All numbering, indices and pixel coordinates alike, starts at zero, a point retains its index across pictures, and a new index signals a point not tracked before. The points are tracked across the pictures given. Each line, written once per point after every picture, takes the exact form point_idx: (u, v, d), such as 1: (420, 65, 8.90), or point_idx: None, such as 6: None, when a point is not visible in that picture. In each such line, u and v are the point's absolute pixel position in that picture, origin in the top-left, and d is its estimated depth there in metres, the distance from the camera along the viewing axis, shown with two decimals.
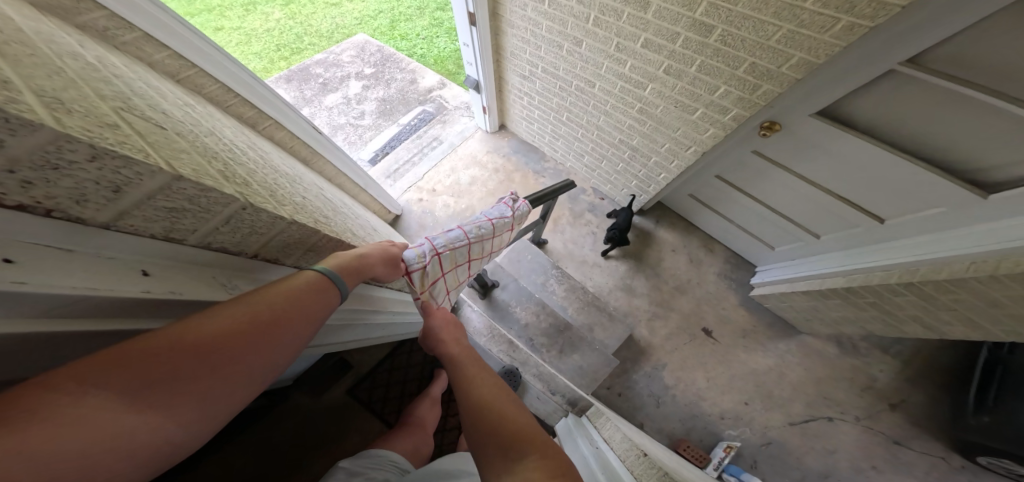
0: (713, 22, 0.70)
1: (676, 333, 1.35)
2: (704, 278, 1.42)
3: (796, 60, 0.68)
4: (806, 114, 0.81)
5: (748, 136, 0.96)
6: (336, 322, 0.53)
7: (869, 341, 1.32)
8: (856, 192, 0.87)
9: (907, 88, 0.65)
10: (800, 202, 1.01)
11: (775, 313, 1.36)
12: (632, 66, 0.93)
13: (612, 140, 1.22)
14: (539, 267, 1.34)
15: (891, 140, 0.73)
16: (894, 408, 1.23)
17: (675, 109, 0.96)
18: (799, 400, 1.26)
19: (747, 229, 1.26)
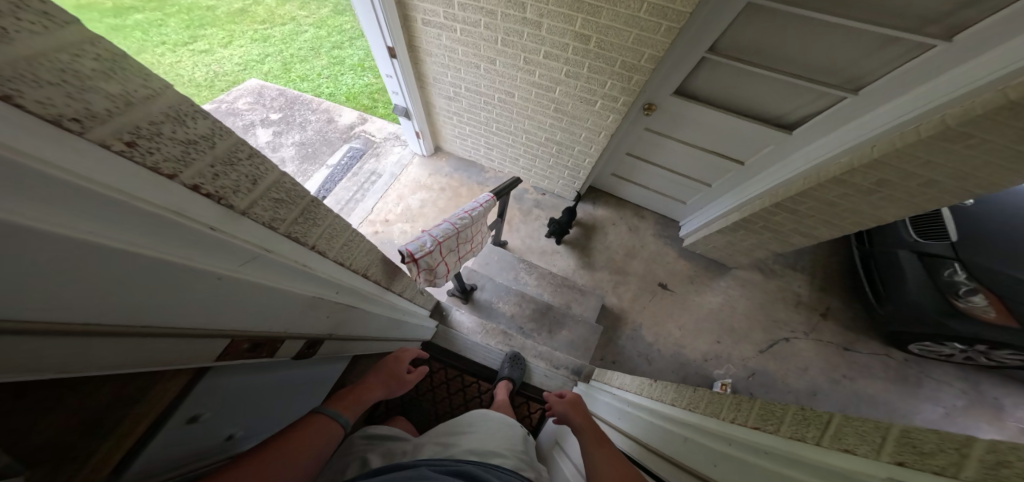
0: (589, 33, 0.95)
1: (640, 293, 1.54)
2: (647, 239, 1.62)
3: (648, 55, 0.94)
4: (669, 95, 1.14)
5: (637, 118, 1.27)
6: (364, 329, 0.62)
7: (778, 263, 1.62)
8: (716, 143, 1.23)
9: (718, 70, 1.02)
10: (689, 162, 1.35)
11: (706, 256, 1.61)
12: (540, 74, 1.15)
13: (538, 139, 1.43)
14: (505, 264, 1.52)
15: (726, 106, 1.11)
16: (826, 316, 1.50)
17: (580, 104, 1.20)
18: (757, 329, 1.48)
19: (663, 193, 1.53)
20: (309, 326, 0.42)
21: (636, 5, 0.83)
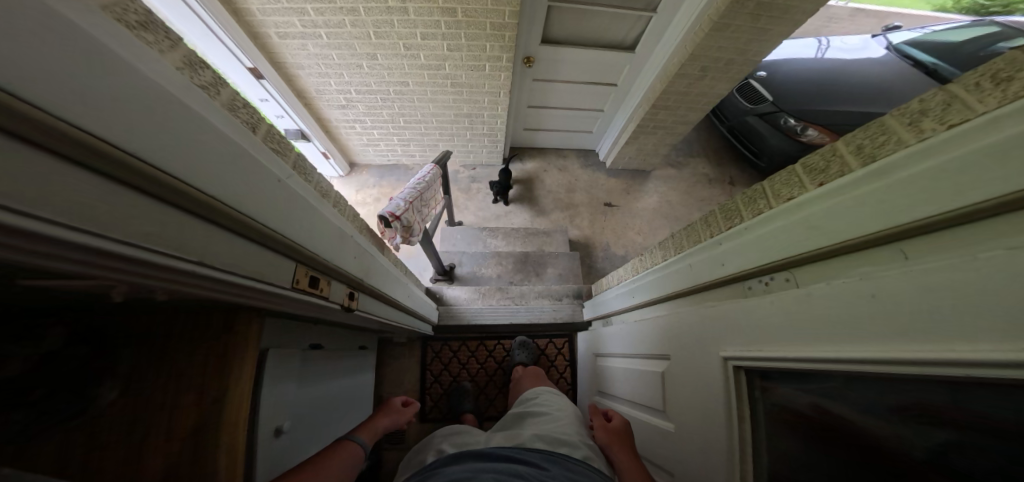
0: (452, 6, 1.10)
1: (594, 218, 1.67)
2: (578, 174, 1.82)
3: (510, 12, 1.13)
4: (539, 45, 1.37)
5: (522, 71, 1.48)
6: (381, 284, 0.63)
7: (681, 155, 1.94)
8: (591, 73, 1.51)
9: (565, 15, 1.26)
10: (578, 97, 1.61)
11: (629, 170, 1.85)
12: (425, 56, 1.29)
13: (448, 117, 1.56)
14: (470, 237, 1.47)
15: (581, 40, 1.37)
16: (734, 183, 1.84)
17: (473, 72, 1.36)
18: (695, 209, 1.73)
19: (570, 129, 1.79)
20: (333, 246, 0.45)
21: None
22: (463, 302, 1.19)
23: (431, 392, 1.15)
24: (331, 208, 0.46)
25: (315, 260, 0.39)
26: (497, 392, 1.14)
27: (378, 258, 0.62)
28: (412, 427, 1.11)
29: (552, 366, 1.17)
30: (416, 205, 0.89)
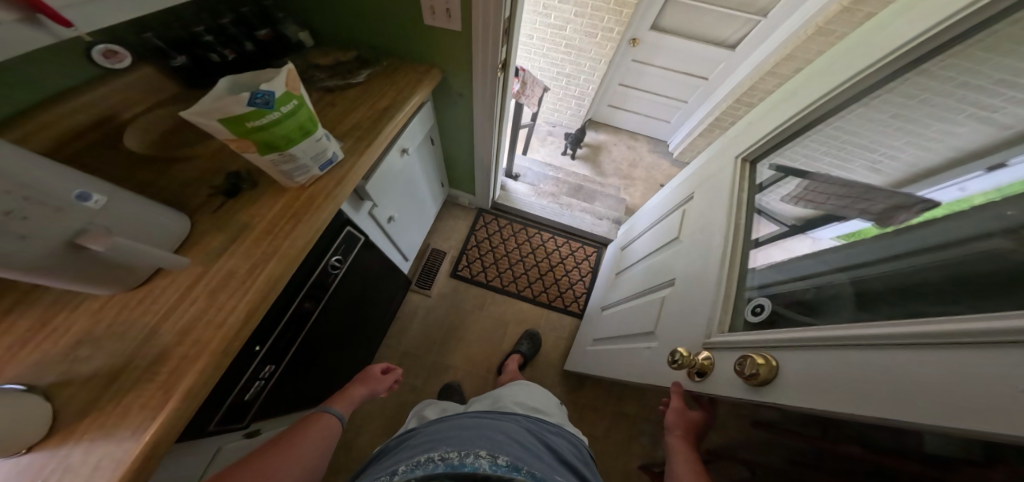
0: None
1: (647, 191, 1.87)
2: (642, 156, 2.09)
3: None
4: (649, 29, 1.58)
5: (626, 51, 1.71)
6: (500, 101, 1.00)
7: None
8: (685, 65, 1.73)
9: (681, 8, 1.48)
10: (666, 84, 1.85)
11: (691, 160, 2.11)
12: (555, 17, 1.63)
13: (552, 73, 1.93)
14: (540, 166, 1.78)
15: (687, 33, 1.59)
16: None
17: (586, 38, 1.68)
18: None
19: (650, 114, 2.07)
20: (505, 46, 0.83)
21: None
22: (520, 196, 1.49)
23: (472, 249, 1.38)
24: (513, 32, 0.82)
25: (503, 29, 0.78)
26: (523, 271, 1.34)
27: (505, 89, 0.98)
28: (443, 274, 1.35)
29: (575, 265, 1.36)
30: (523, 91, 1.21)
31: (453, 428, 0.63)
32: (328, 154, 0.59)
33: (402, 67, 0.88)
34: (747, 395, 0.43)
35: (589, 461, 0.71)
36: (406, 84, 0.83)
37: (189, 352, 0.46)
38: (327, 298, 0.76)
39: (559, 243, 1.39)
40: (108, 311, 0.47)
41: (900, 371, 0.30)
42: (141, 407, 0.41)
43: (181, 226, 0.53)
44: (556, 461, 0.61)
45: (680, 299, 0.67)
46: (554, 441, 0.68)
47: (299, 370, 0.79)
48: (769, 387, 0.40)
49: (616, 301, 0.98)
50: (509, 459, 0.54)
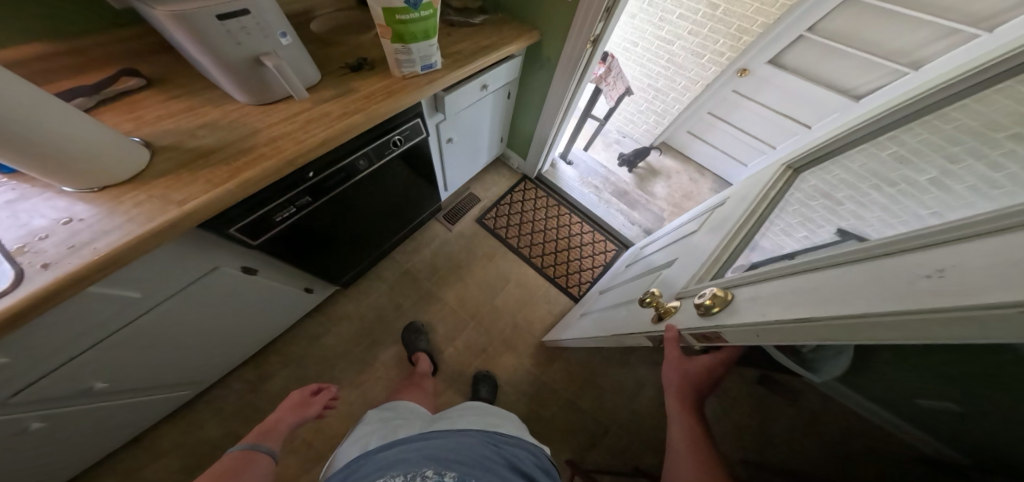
0: (719, 2, 1.58)
1: None
2: (700, 190, 2.24)
3: (761, 21, 1.53)
4: (763, 62, 1.70)
5: (730, 79, 1.86)
6: (571, 82, 1.13)
7: None
8: (788, 107, 1.80)
9: (808, 47, 1.56)
10: (761, 123, 1.95)
11: None
12: (668, 30, 1.86)
13: (643, 84, 2.20)
14: (591, 168, 2.06)
15: (808, 74, 1.64)
16: None
17: (691, 56, 1.87)
18: None
19: (729, 152, 2.19)
20: (604, 27, 0.94)
21: None
22: (563, 180, 1.85)
23: (505, 205, 1.70)
24: (607, 20, 0.91)
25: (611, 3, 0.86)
26: (541, 240, 1.63)
27: (581, 71, 1.09)
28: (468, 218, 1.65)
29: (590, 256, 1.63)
30: (605, 75, 1.35)
31: (406, 450, 0.66)
32: (430, 60, 0.78)
33: (509, 24, 1.00)
34: (699, 324, 0.48)
35: (551, 472, 0.73)
36: (503, 37, 0.96)
37: (268, 152, 0.62)
38: (378, 165, 0.88)
39: (583, 230, 1.70)
40: (232, 112, 0.66)
41: (826, 287, 0.36)
42: (213, 177, 0.58)
43: (312, 75, 0.70)
44: (512, 473, 0.63)
45: (675, 273, 0.73)
46: (514, 454, 0.69)
47: (333, 220, 0.94)
48: (718, 319, 0.45)
49: (614, 285, 1.10)
50: (455, 478, 0.57)
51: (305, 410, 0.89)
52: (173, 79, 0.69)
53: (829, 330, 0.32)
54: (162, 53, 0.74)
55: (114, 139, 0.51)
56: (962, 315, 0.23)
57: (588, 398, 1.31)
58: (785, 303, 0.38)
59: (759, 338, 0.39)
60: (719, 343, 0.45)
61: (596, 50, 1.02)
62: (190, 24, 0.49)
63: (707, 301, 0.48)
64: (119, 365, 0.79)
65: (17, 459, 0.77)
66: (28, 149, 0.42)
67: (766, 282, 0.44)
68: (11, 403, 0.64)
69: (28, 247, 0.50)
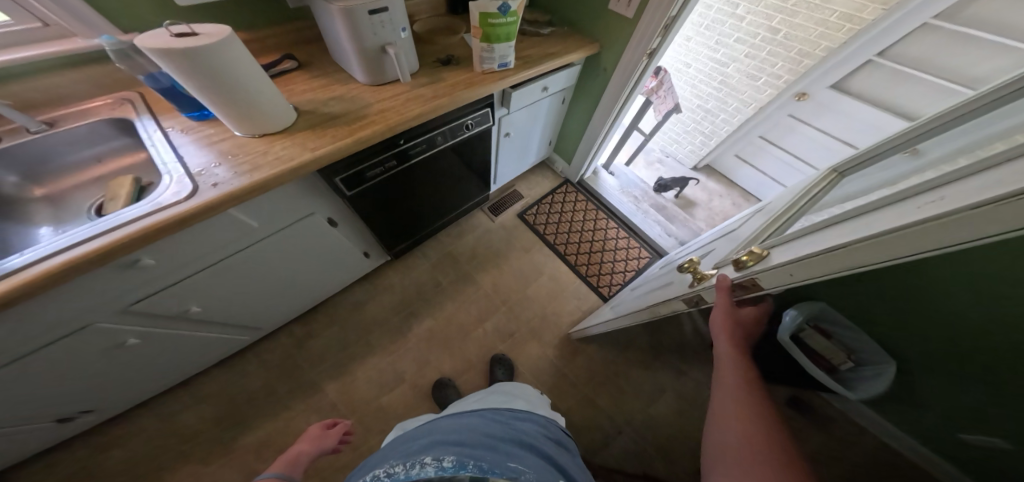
0: (782, 27, 1.63)
1: None
2: None
3: (824, 46, 1.55)
4: (825, 86, 1.69)
5: (788, 103, 1.83)
6: (627, 92, 1.23)
7: None
8: (847, 132, 1.75)
9: (878, 70, 1.53)
10: (811, 146, 1.91)
11: None
12: (723, 53, 1.93)
13: (692, 105, 2.25)
14: (631, 181, 2.11)
15: (873, 99, 1.61)
16: None
17: (745, 79, 1.89)
18: None
19: (775, 177, 2.14)
20: (664, 43, 1.04)
21: (829, 13, 1.47)
22: (603, 188, 1.93)
23: (546, 204, 1.83)
24: (664, 36, 1.01)
25: (672, 22, 0.98)
26: (577, 240, 1.73)
27: (636, 81, 1.19)
28: (510, 212, 1.79)
29: (623, 260, 1.70)
30: (657, 87, 1.46)
31: (410, 442, 0.66)
32: (501, 59, 0.91)
33: (573, 35, 1.14)
34: (737, 278, 0.59)
35: (558, 439, 0.77)
36: (568, 45, 1.10)
37: (373, 120, 0.81)
38: (446, 146, 1.04)
39: (618, 236, 1.78)
40: (351, 91, 0.85)
41: (853, 229, 0.43)
42: (334, 133, 0.77)
43: (412, 65, 0.89)
44: (519, 446, 0.64)
45: (711, 261, 0.82)
46: (520, 428, 0.71)
47: (402, 190, 1.10)
48: (753, 268, 0.55)
49: (645, 285, 1.15)
50: (456, 456, 0.56)
51: (324, 438, 0.92)
52: (313, 66, 0.91)
53: (853, 255, 0.39)
54: (310, 50, 0.98)
55: (273, 101, 0.72)
56: (954, 218, 0.31)
57: (604, 397, 1.34)
58: (814, 247, 0.45)
59: (793, 278, 0.47)
60: (756, 291, 0.55)
61: (652, 64, 1.12)
62: (350, 14, 0.69)
63: (745, 258, 0.59)
64: (220, 291, 0.97)
65: (137, 356, 0.96)
66: (224, 85, 0.62)
67: (800, 240, 0.52)
68: (130, 309, 0.81)
69: (201, 173, 0.69)
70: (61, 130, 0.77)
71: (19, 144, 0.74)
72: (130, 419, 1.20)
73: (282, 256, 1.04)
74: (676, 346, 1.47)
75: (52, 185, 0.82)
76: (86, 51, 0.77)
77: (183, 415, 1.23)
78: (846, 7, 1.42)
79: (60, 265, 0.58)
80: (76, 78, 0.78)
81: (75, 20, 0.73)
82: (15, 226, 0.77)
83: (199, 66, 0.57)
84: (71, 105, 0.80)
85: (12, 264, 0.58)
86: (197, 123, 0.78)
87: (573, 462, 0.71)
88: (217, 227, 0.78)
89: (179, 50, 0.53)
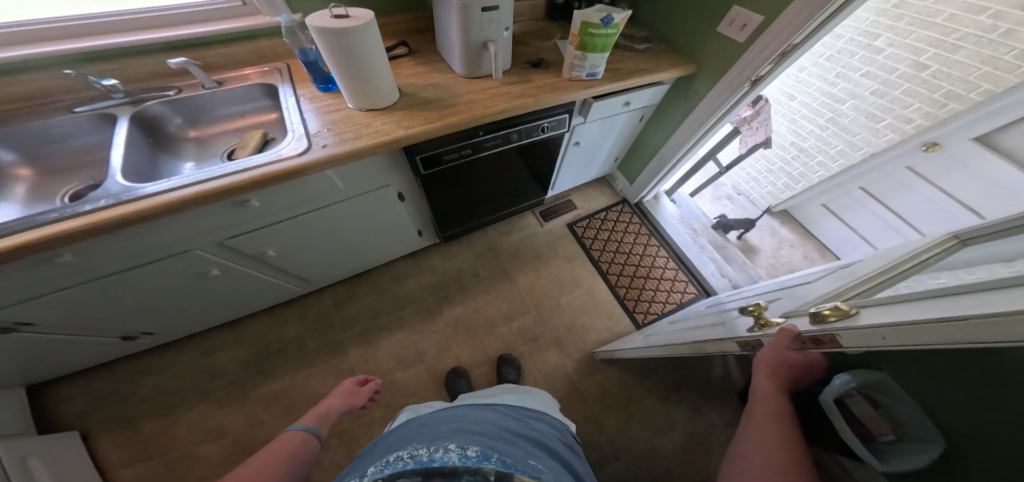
0: (931, 63, 1.44)
1: None
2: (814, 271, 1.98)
3: (982, 89, 1.32)
4: (968, 138, 1.45)
5: (908, 152, 1.63)
6: (713, 119, 1.18)
7: None
8: (976, 197, 1.50)
9: None
10: (925, 207, 1.67)
11: None
12: (842, 88, 1.75)
13: (785, 141, 2.09)
14: (692, 212, 2.01)
15: (1020, 161, 1.35)
16: None
17: (863, 118, 1.70)
18: None
19: (863, 235, 1.91)
20: (772, 74, 0.98)
21: (1005, 49, 1.25)
22: (660, 213, 1.86)
23: (597, 219, 1.81)
24: (773, 65, 0.96)
25: (788, 52, 0.91)
26: (623, 261, 1.68)
27: (725, 110, 1.14)
28: (560, 220, 1.79)
29: (667, 291, 1.61)
30: (747, 118, 1.39)
31: (429, 427, 0.66)
32: (590, 70, 0.93)
33: (665, 55, 1.13)
34: (809, 329, 0.54)
35: (571, 444, 0.75)
36: (660, 63, 1.09)
37: (462, 110, 0.87)
38: (518, 145, 1.08)
39: (667, 265, 1.69)
40: (447, 83, 0.93)
41: (974, 303, 0.37)
42: (426, 118, 0.84)
43: (505, 65, 0.94)
44: (537, 448, 0.62)
45: (782, 307, 0.75)
46: (535, 429, 0.70)
47: (469, 179, 1.16)
48: (834, 324, 0.50)
49: (693, 319, 1.08)
50: (481, 447, 0.54)
51: (353, 399, 0.96)
52: (417, 57, 1.00)
53: (966, 329, 0.34)
54: (417, 42, 1.08)
55: (386, 82, 0.81)
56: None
57: (614, 423, 1.26)
58: (919, 314, 0.40)
59: (886, 342, 0.41)
60: (830, 348, 0.50)
61: (749, 93, 1.07)
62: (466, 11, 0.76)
63: (826, 311, 0.53)
64: (290, 243, 1.08)
65: (222, 285, 1.11)
66: (353, 63, 0.71)
67: (901, 304, 0.45)
68: (225, 242, 0.94)
69: (315, 135, 0.80)
70: (225, 89, 0.94)
71: (193, 95, 0.92)
72: (192, 344, 1.40)
73: (353, 221, 1.14)
74: (699, 385, 1.34)
75: (202, 129, 0.99)
76: (265, 26, 0.94)
77: (218, 354, 1.38)
78: None
79: (190, 194, 0.70)
80: (232, 50, 0.94)
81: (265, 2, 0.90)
82: (169, 158, 0.94)
83: (343, 43, 0.67)
84: (230, 70, 0.98)
85: (146, 190, 0.70)
86: (319, 93, 0.90)
87: (585, 470, 0.69)
88: (311, 184, 0.88)
89: (334, 30, 0.64)
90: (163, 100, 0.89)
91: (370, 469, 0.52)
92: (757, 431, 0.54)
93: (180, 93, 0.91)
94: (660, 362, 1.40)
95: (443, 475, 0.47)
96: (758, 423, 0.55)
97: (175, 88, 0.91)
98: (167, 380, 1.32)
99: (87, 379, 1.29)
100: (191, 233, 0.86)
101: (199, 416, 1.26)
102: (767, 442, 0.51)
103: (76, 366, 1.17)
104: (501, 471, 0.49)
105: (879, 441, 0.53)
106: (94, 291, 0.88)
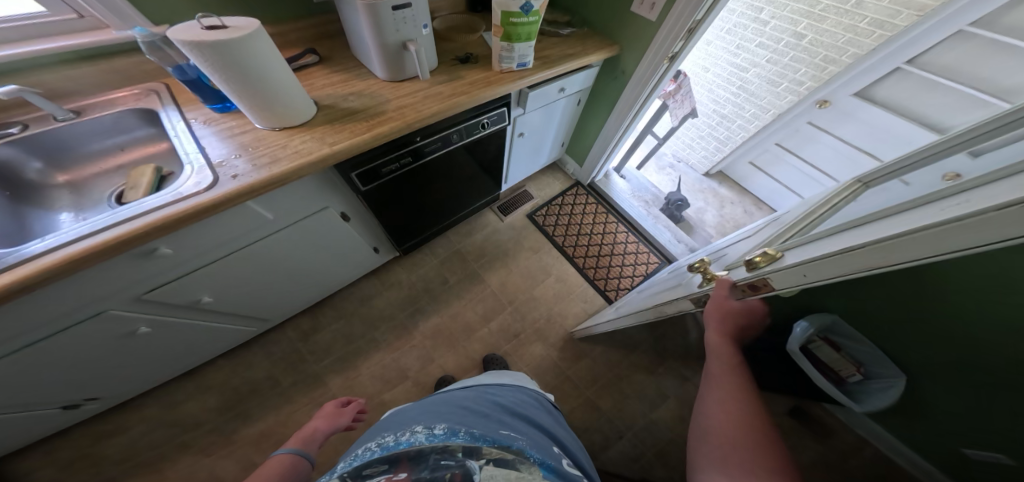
0: (807, 32, 1.60)
1: None
2: None
3: (851, 53, 1.52)
4: (848, 94, 1.66)
5: (807, 110, 1.82)
6: (642, 97, 1.24)
7: None
8: (870, 142, 1.72)
9: (905, 79, 1.50)
10: (833, 156, 1.89)
11: None
12: (744, 58, 1.90)
13: (708, 109, 2.23)
14: (641, 185, 2.10)
15: (899, 108, 1.57)
16: None
17: (765, 85, 1.87)
18: None
19: (790, 186, 2.13)
20: (686, 49, 1.05)
21: (858, 18, 1.44)
22: (614, 191, 1.92)
23: (555, 206, 1.83)
24: (684, 40, 1.01)
25: (694, 26, 0.98)
26: (585, 242, 1.73)
27: (653, 87, 1.20)
28: (520, 213, 1.79)
29: (631, 264, 1.68)
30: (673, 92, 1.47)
31: (401, 416, 0.64)
32: (520, 60, 0.92)
33: (591, 36, 1.14)
34: (742, 278, 0.57)
35: (549, 411, 0.76)
36: (585, 45, 1.11)
37: (393, 117, 0.81)
38: (459, 145, 1.04)
39: (628, 239, 1.77)
40: (369, 89, 0.86)
41: (869, 232, 0.41)
42: (352, 130, 0.78)
43: (432, 61, 0.90)
44: (514, 416, 0.62)
45: (723, 263, 0.82)
46: (512, 400, 0.70)
47: (416, 187, 1.10)
48: (764, 269, 0.52)
49: (652, 288, 1.13)
50: (449, 425, 0.54)
51: (343, 419, 0.89)
52: (331, 66, 0.92)
53: (872, 255, 0.36)
54: (330, 49, 1.00)
55: (296, 93, 0.73)
56: (983, 217, 0.28)
57: (601, 399, 1.32)
58: (831, 248, 0.43)
59: (807, 279, 0.44)
60: (766, 292, 0.53)
61: (670, 67, 1.13)
62: (373, 10, 0.71)
63: (756, 258, 0.56)
64: (230, 282, 0.96)
65: (152, 345, 0.98)
66: (251, 77, 0.64)
67: (817, 242, 0.49)
68: (145, 298, 0.81)
69: (224, 162, 0.71)
70: (87, 119, 0.79)
71: (45, 131, 0.76)
72: (128, 410, 1.20)
73: (296, 252, 1.05)
74: (682, 351, 1.44)
75: (74, 172, 0.84)
76: (116, 42, 0.80)
77: (187, 405, 1.23)
78: (876, 15, 1.39)
79: (82, 250, 0.58)
80: (104, 68, 0.80)
81: (110, 12, 0.77)
82: (33, 212, 0.78)
83: (226, 57, 0.58)
84: (89, 96, 0.82)
85: (30, 251, 0.58)
86: (220, 114, 0.80)
87: (566, 434, 0.69)
88: (234, 217, 0.78)
89: (210, 43, 0.55)
90: (5, 140, 0.73)
91: (337, 465, 0.51)
92: (719, 387, 0.60)
93: (28, 130, 0.75)
94: (636, 333, 1.47)
95: (407, 458, 0.47)
96: (717, 388, 0.60)
97: (18, 123, 0.75)
98: (140, 436, 1.16)
99: (23, 467, 1.08)
100: (119, 285, 0.74)
101: (187, 469, 1.13)
102: (733, 407, 0.56)
103: (16, 444, 0.99)
104: (468, 447, 0.48)
105: (849, 383, 0.79)
106: (38, 357, 0.75)
